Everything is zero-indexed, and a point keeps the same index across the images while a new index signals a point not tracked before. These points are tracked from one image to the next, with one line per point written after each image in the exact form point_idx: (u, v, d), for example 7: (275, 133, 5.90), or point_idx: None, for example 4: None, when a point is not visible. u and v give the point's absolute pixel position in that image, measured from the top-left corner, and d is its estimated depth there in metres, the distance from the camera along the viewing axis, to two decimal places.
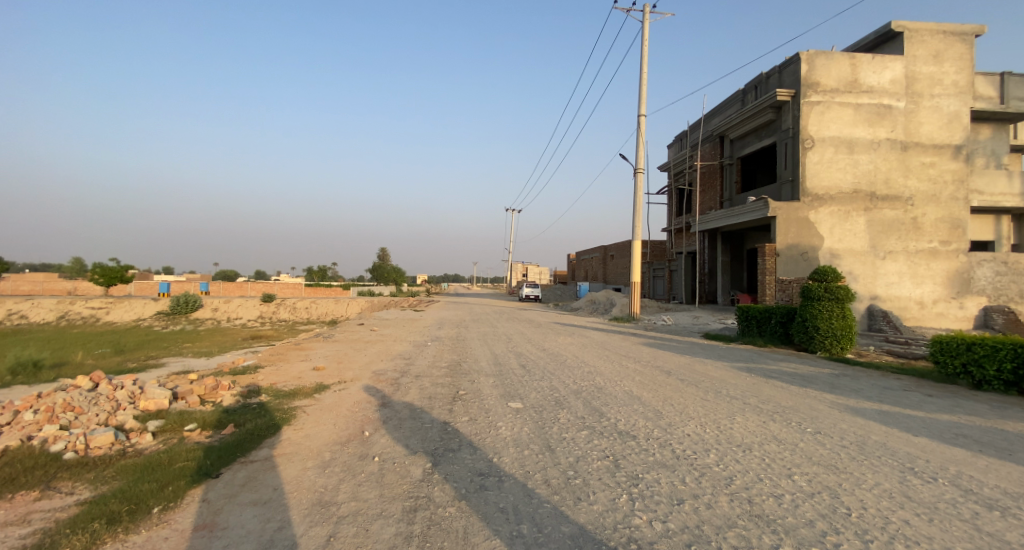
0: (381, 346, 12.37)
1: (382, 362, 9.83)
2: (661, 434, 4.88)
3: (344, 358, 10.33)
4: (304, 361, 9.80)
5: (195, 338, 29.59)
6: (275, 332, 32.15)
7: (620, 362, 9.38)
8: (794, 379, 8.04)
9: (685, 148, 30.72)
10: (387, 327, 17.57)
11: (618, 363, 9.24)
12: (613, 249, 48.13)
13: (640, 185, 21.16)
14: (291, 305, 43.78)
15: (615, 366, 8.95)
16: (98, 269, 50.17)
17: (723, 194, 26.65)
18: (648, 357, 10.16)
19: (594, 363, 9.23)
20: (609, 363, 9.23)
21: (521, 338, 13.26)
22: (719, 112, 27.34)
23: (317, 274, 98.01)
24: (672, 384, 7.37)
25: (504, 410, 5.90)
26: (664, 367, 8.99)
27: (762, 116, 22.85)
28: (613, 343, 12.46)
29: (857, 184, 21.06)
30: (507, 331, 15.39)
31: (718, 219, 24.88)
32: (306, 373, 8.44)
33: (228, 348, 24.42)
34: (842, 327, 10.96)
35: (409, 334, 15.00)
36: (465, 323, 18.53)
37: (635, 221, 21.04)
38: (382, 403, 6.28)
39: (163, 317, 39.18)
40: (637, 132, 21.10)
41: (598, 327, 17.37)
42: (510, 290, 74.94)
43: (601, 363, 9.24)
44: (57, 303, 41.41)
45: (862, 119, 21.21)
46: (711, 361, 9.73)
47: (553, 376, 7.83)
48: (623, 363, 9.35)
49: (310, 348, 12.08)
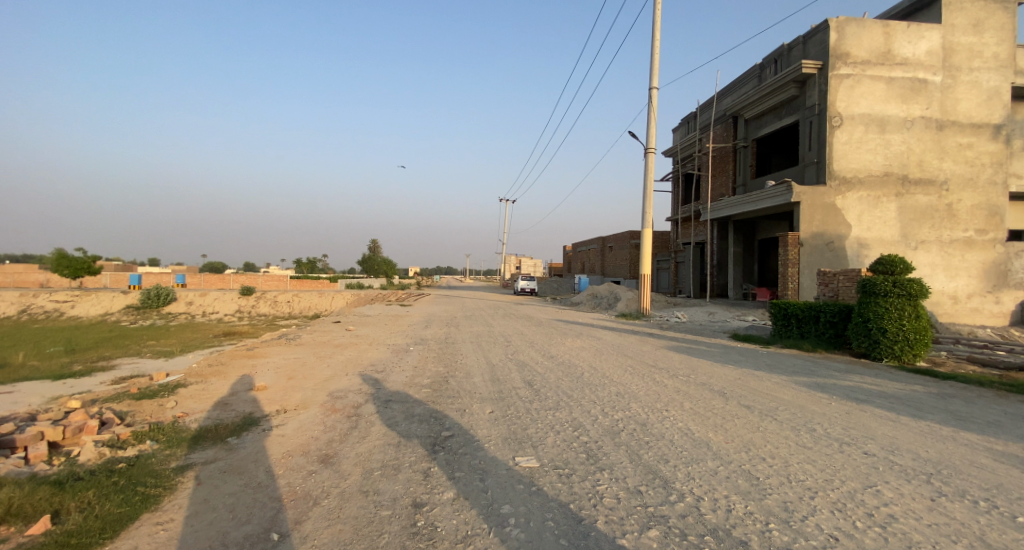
0: (351, 352, 10.17)
1: (347, 377, 7.64)
2: (794, 540, 2.75)
3: (302, 370, 8.15)
4: (246, 375, 7.60)
5: (162, 335, 27.09)
6: (252, 328, 29.73)
7: (652, 377, 7.31)
8: (895, 404, 6.00)
9: (693, 131, 28.67)
10: (365, 326, 15.36)
11: (651, 379, 7.17)
12: (611, 240, 46.14)
13: (651, 165, 19.07)
14: (273, 299, 41.36)
15: (649, 385, 6.88)
16: (64, 261, 46.78)
17: (735, 179, 24.71)
18: (682, 369, 8.10)
19: (623, 379, 7.14)
20: (640, 380, 7.13)
21: (520, 341, 11.22)
22: (733, 90, 25.31)
23: (307, 267, 95.57)
24: (736, 416, 5.31)
25: (509, 474, 3.74)
26: (712, 384, 6.92)
27: (784, 92, 20.81)
28: (632, 348, 10.38)
29: (888, 166, 19.16)
30: (504, 331, 13.25)
31: (732, 206, 22.94)
32: (236, 397, 6.23)
33: (195, 347, 22.05)
34: (916, 331, 8.97)
35: (390, 336, 12.88)
36: (457, 321, 16.43)
37: (646, 205, 19.01)
38: (324, 457, 4.10)
39: (132, 311, 36.51)
40: (648, 105, 18.91)
41: (607, 325, 15.38)
42: (504, 283, 72.76)
43: (631, 379, 7.16)
44: (15, 295, 38.45)
45: (895, 94, 19.24)
46: (765, 375, 7.68)
47: (574, 403, 5.73)
48: (657, 378, 7.26)
49: (263, 355, 9.89)
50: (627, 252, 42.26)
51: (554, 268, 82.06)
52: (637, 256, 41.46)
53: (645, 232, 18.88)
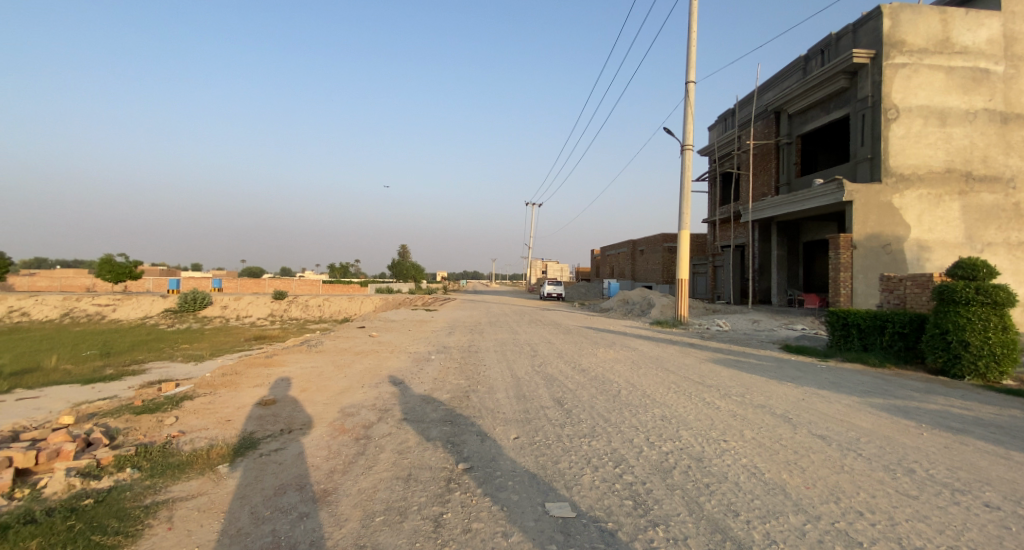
0: (370, 361, 9.68)
1: (362, 389, 7.11)
2: None
3: (317, 381, 7.69)
4: (258, 387, 7.20)
5: (195, 338, 27.74)
6: (281, 332, 30.12)
7: (700, 398, 6.41)
8: (1006, 437, 4.91)
9: (731, 128, 27.25)
10: (387, 332, 14.95)
11: (698, 400, 6.28)
12: (641, 244, 44.69)
13: (686, 164, 17.98)
14: (303, 303, 42.03)
15: (697, 407, 6.00)
16: (108, 266, 49.29)
17: (778, 178, 23.21)
18: (732, 387, 7.16)
19: (667, 400, 6.29)
20: (686, 401, 6.27)
21: (547, 351, 10.48)
22: (775, 85, 23.84)
23: (338, 271, 97.75)
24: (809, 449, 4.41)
25: (537, 528, 3.00)
26: (772, 407, 5.98)
27: (832, 84, 19.32)
28: (671, 361, 9.45)
29: (952, 161, 17.37)
30: (529, 339, 12.52)
31: (775, 207, 21.45)
32: (241, 412, 5.78)
33: (224, 351, 22.31)
34: (1003, 344, 7.73)
35: (412, 343, 12.40)
36: (481, 327, 15.81)
37: (681, 206, 17.93)
38: (319, 495, 3.50)
39: (170, 315, 37.86)
40: (683, 101, 17.89)
41: (641, 334, 14.40)
42: (529, 287, 72.03)
43: (676, 400, 6.30)
44: (65, 300, 40.57)
45: (955, 85, 17.46)
46: (832, 396, 6.64)
47: (612, 430, 4.93)
48: (705, 399, 6.36)
49: (281, 363, 9.55)
50: (658, 256, 40.73)
51: (581, 273, 80.68)
52: (668, 260, 39.89)
53: (681, 234, 17.80)
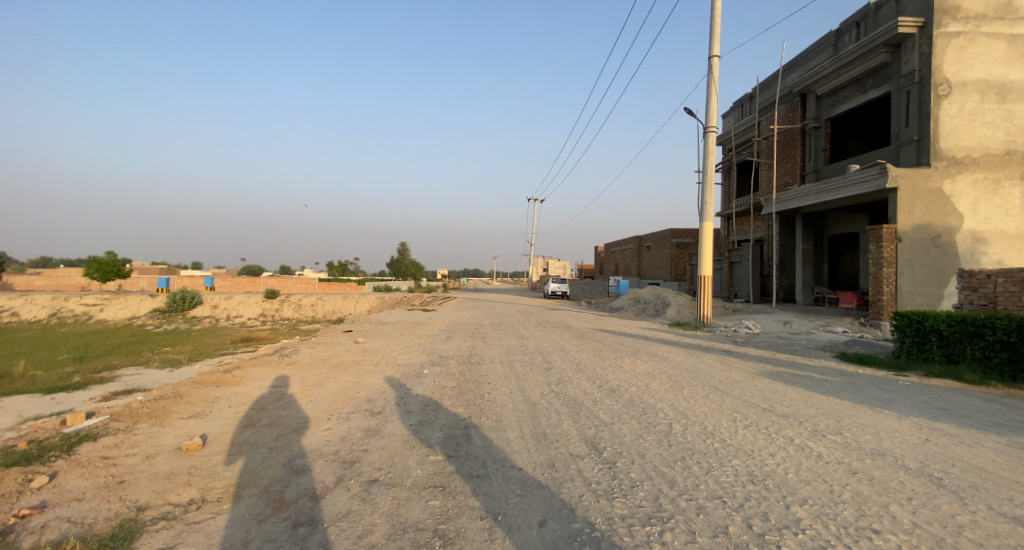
0: (348, 376, 7.96)
1: (328, 422, 5.39)
2: None
3: (274, 409, 5.95)
4: (193, 419, 5.45)
5: (180, 340, 26.05)
6: (272, 333, 28.42)
7: (786, 440, 4.65)
8: None
9: (750, 113, 25.57)
10: (376, 337, 13.19)
11: (785, 445, 4.52)
12: (648, 240, 42.89)
13: (711, 147, 16.25)
14: (297, 302, 40.32)
15: (793, 459, 4.24)
16: (94, 263, 47.63)
17: (806, 164, 21.55)
18: (817, 417, 5.39)
19: (745, 445, 4.53)
20: (771, 446, 4.50)
21: (562, 363, 8.73)
22: (801, 64, 22.15)
23: (337, 270, 95.91)
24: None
25: None
26: (898, 457, 4.24)
27: (871, 59, 17.58)
28: (717, 376, 7.78)
29: (1011, 143, 15.60)
30: (540, 346, 10.77)
31: (806, 197, 19.74)
32: (145, 466, 4.00)
33: (205, 355, 20.63)
34: None
35: (404, 352, 10.69)
36: (483, 331, 14.10)
37: (705, 194, 16.21)
38: None
39: (158, 315, 36.29)
40: (708, 77, 16.24)
41: (666, 339, 12.70)
42: (531, 284, 70.08)
43: (756, 444, 4.54)
44: (50, 298, 39.00)
45: (1019, 55, 15.62)
46: (960, 432, 4.91)
47: (694, 511, 3.19)
48: (795, 442, 4.59)
49: (242, 378, 7.83)
50: (667, 251, 38.97)
51: (584, 269, 78.85)
52: (677, 257, 38.11)
53: (705, 226, 16.08)
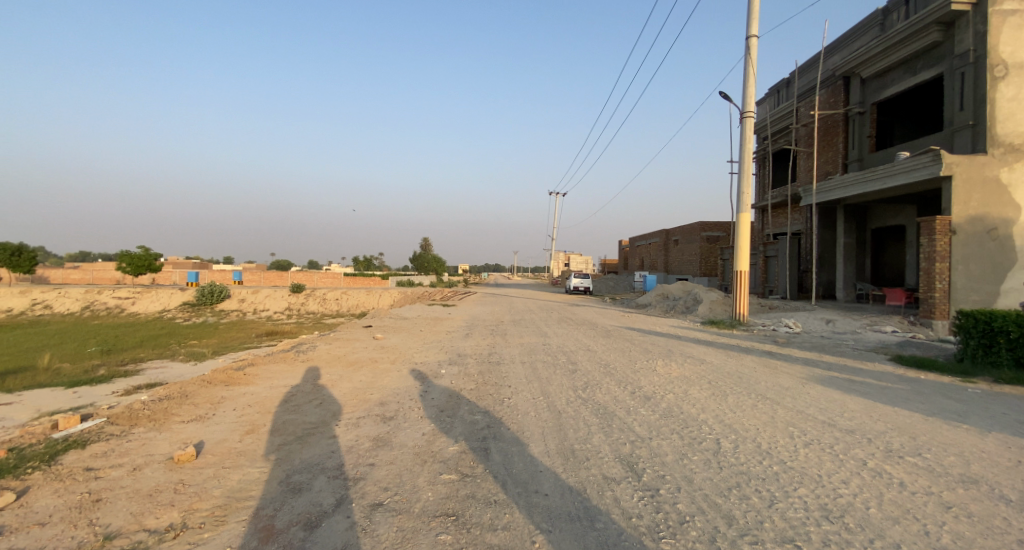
0: (362, 376, 7.56)
1: (335, 428, 4.96)
2: None
3: (281, 411, 5.56)
4: (194, 423, 5.09)
5: (206, 334, 26.58)
6: (296, 327, 28.69)
7: (859, 464, 3.89)
8: None
9: (787, 99, 24.02)
10: (395, 334, 12.85)
11: (857, 469, 3.72)
12: (676, 234, 41.49)
13: (748, 134, 15.18)
14: (321, 296, 40.80)
15: (871, 488, 3.49)
16: (127, 258, 49.42)
17: (847, 153, 20.02)
18: (888, 433, 4.60)
19: (809, 470, 3.80)
20: (840, 472, 3.71)
21: (589, 364, 8.11)
22: (844, 45, 20.53)
23: (362, 264, 97.40)
24: None
25: None
26: (1000, 488, 3.39)
27: (921, 39, 16.05)
28: (762, 381, 7.01)
29: None
30: (563, 345, 10.17)
31: (850, 187, 18.35)
32: (129, 480, 3.62)
33: (230, 348, 20.87)
34: None
35: (422, 349, 10.27)
36: (504, 328, 13.57)
37: (741, 183, 15.16)
38: None
39: (188, 308, 37.36)
40: (745, 59, 15.15)
41: (699, 338, 11.89)
42: (553, 280, 69.25)
43: (822, 468, 3.83)
44: (87, 292, 40.56)
45: None
46: None
47: None
48: (870, 467, 3.83)
49: (254, 376, 7.53)
50: (695, 246, 37.58)
51: (608, 264, 77.46)
52: (706, 251, 36.70)
53: (741, 218, 15.05)
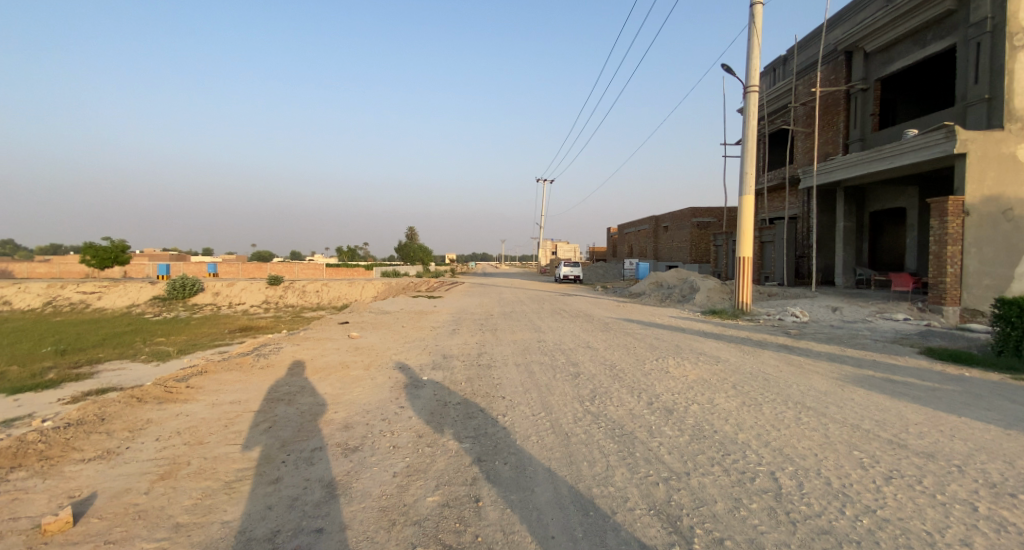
0: (330, 386, 6.41)
1: (277, 467, 3.80)
2: None
3: (217, 440, 4.37)
4: (97, 463, 3.85)
5: (175, 330, 24.85)
6: (272, 322, 27.12)
7: (977, 522, 2.79)
8: None
9: (785, 77, 23.24)
10: (372, 331, 11.63)
11: (986, 529, 2.70)
12: (665, 220, 40.74)
13: (752, 110, 14.21)
14: (300, 288, 39.04)
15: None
16: (92, 250, 46.71)
17: (849, 132, 19.36)
18: (979, 459, 3.75)
19: (916, 526, 2.80)
20: (963, 532, 2.68)
21: (592, 367, 7.05)
22: (847, 18, 19.68)
23: (345, 255, 94.93)
24: None
25: None
26: None
27: (933, 7, 15.20)
28: (795, 386, 6.08)
29: None
30: (561, 343, 9.14)
31: (851, 169, 17.71)
32: None
33: (197, 346, 19.34)
34: None
35: (402, 350, 9.13)
36: (493, 322, 12.48)
37: (744, 162, 14.25)
38: None
39: (158, 303, 35.34)
40: (748, 28, 14.11)
41: (705, 331, 11.00)
42: (541, 269, 68.29)
43: (933, 522, 2.85)
44: (49, 287, 38.11)
45: None
46: None
47: None
48: (997, 527, 2.74)
49: (197, 388, 6.26)
50: (686, 232, 36.90)
51: (596, 253, 76.74)
52: (697, 237, 36.04)
53: (745, 200, 14.17)
